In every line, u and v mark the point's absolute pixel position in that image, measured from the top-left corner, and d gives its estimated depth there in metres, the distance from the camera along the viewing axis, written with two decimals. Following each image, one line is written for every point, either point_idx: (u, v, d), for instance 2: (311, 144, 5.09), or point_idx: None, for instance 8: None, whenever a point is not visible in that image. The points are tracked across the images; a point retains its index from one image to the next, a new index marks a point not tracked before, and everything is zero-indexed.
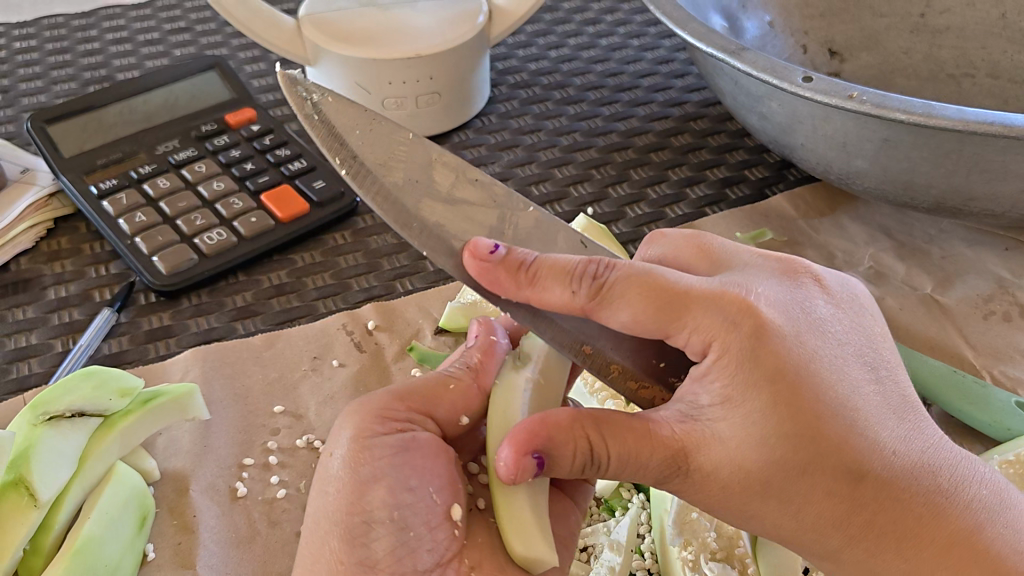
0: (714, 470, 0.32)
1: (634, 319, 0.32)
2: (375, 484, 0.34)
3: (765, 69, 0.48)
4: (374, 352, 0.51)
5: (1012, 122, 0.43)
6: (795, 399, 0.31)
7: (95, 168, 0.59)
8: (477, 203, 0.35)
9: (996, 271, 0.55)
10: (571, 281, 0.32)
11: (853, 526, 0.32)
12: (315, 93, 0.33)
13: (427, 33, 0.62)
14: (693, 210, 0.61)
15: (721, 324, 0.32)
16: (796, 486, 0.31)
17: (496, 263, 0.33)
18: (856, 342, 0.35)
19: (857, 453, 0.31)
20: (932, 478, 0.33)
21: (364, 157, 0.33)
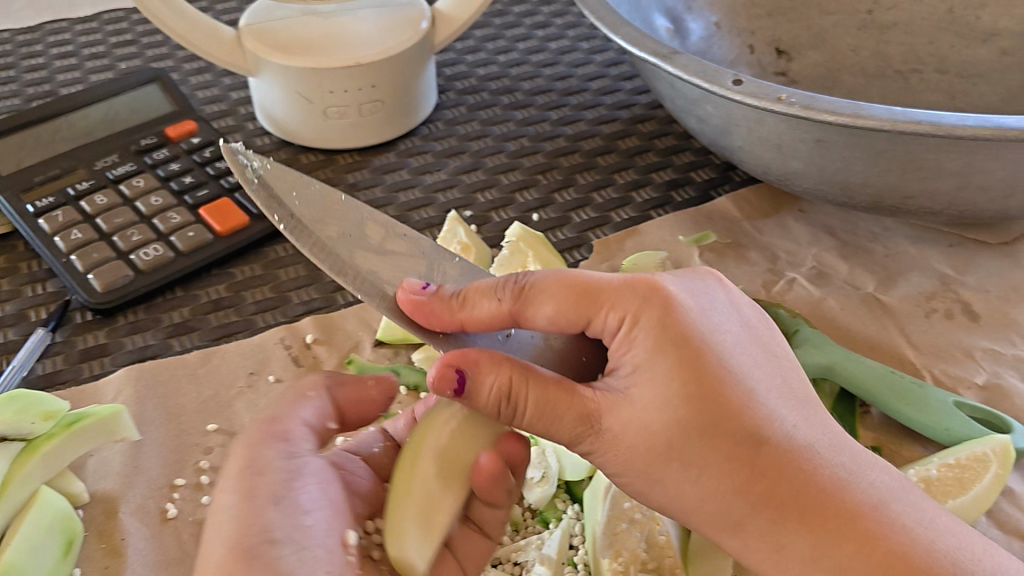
0: (624, 433, 0.33)
1: (557, 313, 0.35)
2: (274, 504, 0.32)
3: (696, 73, 0.48)
4: (311, 366, 0.51)
5: (940, 119, 0.43)
6: (697, 362, 0.32)
7: (32, 186, 0.58)
8: (405, 254, 0.37)
9: (940, 268, 0.55)
10: (496, 288, 0.35)
11: (753, 493, 0.32)
12: (254, 160, 0.33)
13: (367, 41, 0.61)
14: (638, 214, 0.61)
15: (635, 300, 0.34)
16: (696, 449, 0.32)
17: (429, 297, 0.34)
18: (760, 331, 0.36)
19: (755, 416, 0.32)
20: (832, 459, 0.33)
21: (299, 215, 0.33)
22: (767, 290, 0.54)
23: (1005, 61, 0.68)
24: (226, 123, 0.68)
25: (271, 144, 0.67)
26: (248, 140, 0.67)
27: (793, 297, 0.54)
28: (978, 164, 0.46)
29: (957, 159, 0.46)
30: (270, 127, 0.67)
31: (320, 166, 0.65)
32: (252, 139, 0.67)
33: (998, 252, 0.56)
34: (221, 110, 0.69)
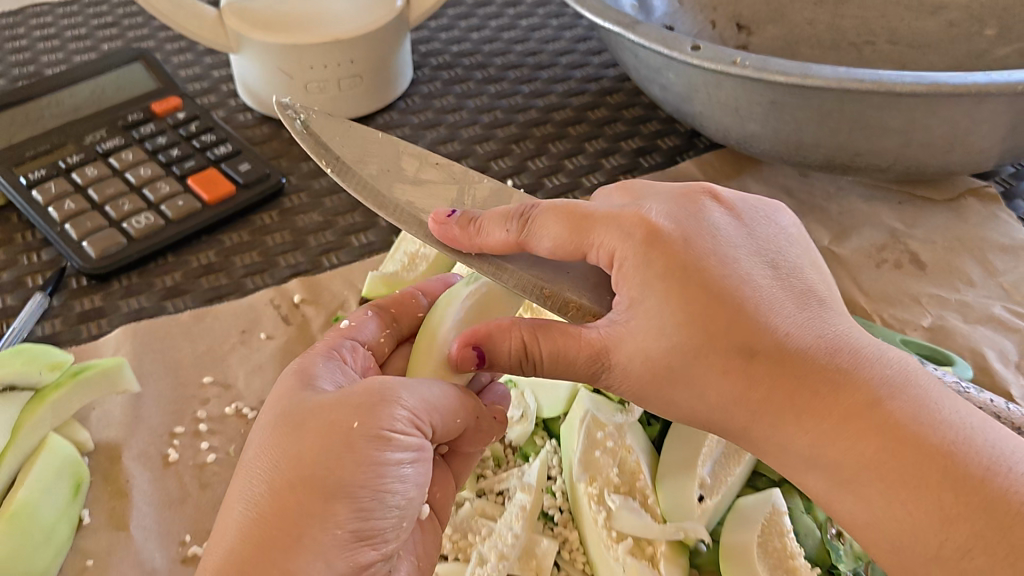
0: (630, 363, 0.34)
1: (555, 244, 0.35)
2: (388, 473, 0.33)
3: (657, 40, 0.51)
4: (301, 324, 0.53)
5: (881, 77, 0.46)
6: (685, 285, 0.32)
7: (24, 160, 0.60)
8: (439, 181, 0.41)
9: (890, 223, 0.59)
10: (506, 218, 0.36)
11: (754, 401, 0.32)
12: (299, 113, 0.41)
13: (344, 19, 0.64)
14: (607, 179, 0.64)
15: (619, 235, 0.34)
16: (694, 368, 0.32)
17: (452, 223, 0.37)
18: (761, 243, 0.35)
19: (745, 330, 0.32)
20: (834, 357, 0.32)
21: (343, 157, 0.40)
22: None
23: (954, 32, 0.71)
24: (209, 99, 0.70)
25: (254, 119, 0.69)
26: (231, 116, 0.69)
27: None
28: (918, 121, 0.49)
29: (900, 117, 0.49)
30: (252, 103, 0.69)
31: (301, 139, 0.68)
32: (234, 114, 0.69)
33: (945, 208, 0.59)
34: (204, 87, 0.72)
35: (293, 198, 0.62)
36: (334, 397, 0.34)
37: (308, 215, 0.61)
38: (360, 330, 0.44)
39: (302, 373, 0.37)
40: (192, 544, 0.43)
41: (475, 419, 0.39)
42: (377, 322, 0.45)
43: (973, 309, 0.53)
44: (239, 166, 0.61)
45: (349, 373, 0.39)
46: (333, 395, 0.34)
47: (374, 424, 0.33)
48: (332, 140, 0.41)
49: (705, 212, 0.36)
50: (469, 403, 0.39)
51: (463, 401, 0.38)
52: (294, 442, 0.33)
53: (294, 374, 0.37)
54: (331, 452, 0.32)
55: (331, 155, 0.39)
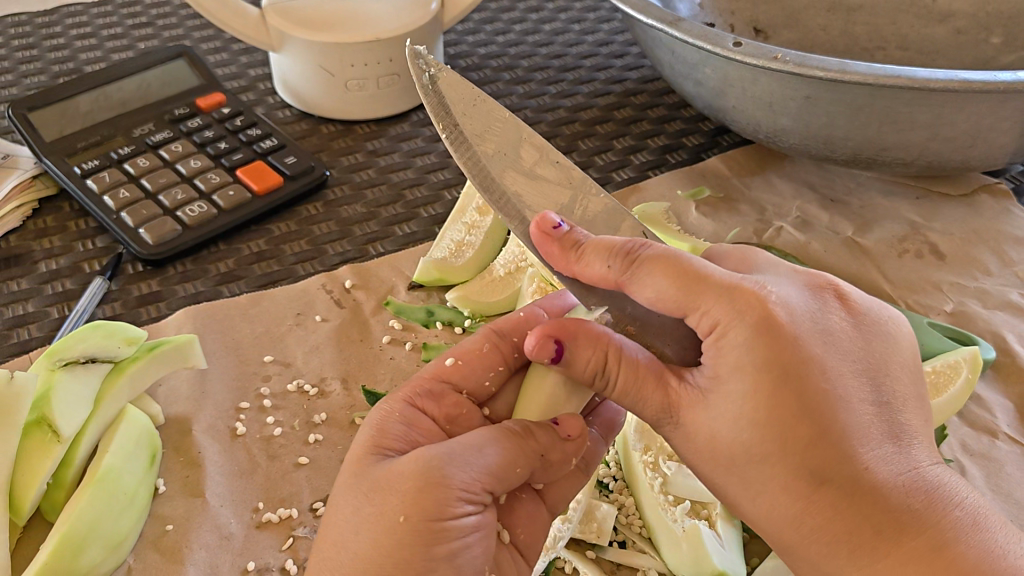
0: (697, 433, 0.33)
1: (657, 297, 0.33)
2: (444, 558, 0.31)
3: (699, 36, 0.54)
4: (353, 307, 0.55)
5: (913, 74, 0.49)
6: (780, 391, 0.31)
7: (76, 151, 0.62)
8: (554, 181, 0.38)
9: (909, 216, 0.62)
10: (611, 252, 0.33)
11: (811, 518, 0.31)
12: (432, 67, 0.38)
13: (386, 18, 0.66)
14: (637, 174, 0.66)
15: (728, 314, 0.31)
16: (760, 466, 0.31)
17: (557, 239, 0.34)
18: (867, 358, 0.33)
19: (826, 451, 0.30)
20: (910, 495, 0.31)
21: (463, 126, 0.37)
22: (757, 237, 0.60)
23: (961, 39, 0.75)
24: (248, 96, 0.73)
25: (292, 116, 0.71)
26: (270, 112, 0.72)
27: (781, 242, 0.60)
28: (944, 116, 0.53)
29: (928, 112, 0.52)
30: (291, 99, 0.71)
31: (339, 135, 0.70)
32: (273, 111, 0.72)
33: (960, 202, 0.63)
34: (242, 84, 0.74)
35: (335, 190, 0.65)
36: (394, 471, 0.32)
37: (352, 206, 0.63)
38: (465, 372, 0.40)
39: (373, 429, 0.35)
40: (266, 510, 0.45)
41: (539, 459, 0.36)
42: (486, 359, 0.40)
43: (991, 295, 0.56)
44: (285, 159, 0.63)
45: (423, 426, 0.36)
46: (393, 467, 0.32)
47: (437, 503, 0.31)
48: (454, 103, 0.38)
49: (820, 313, 0.33)
50: (529, 448, 0.35)
51: (524, 449, 0.35)
52: (360, 524, 0.32)
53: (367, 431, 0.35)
54: (399, 535, 0.31)
55: (448, 118, 0.37)
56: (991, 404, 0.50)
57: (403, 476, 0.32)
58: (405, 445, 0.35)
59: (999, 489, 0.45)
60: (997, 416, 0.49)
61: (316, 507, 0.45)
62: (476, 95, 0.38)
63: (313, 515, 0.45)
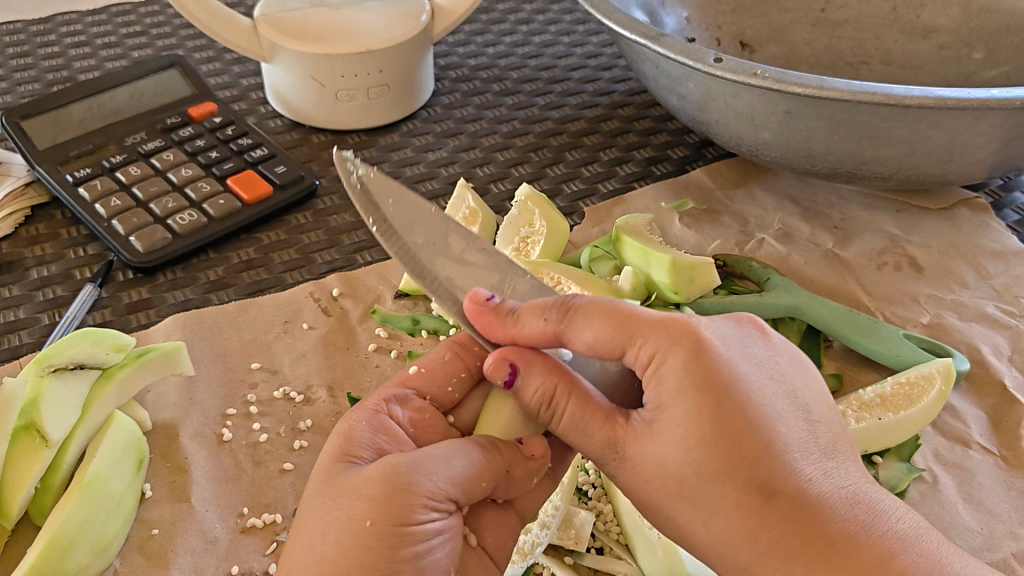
0: (645, 464, 0.34)
1: (595, 338, 0.35)
2: (410, 562, 0.32)
3: (681, 52, 0.55)
4: (340, 316, 0.56)
5: (890, 91, 0.50)
6: (719, 412, 0.32)
7: (69, 159, 0.63)
8: (482, 266, 0.41)
9: (889, 229, 0.63)
10: (544, 308, 0.37)
11: (763, 538, 0.32)
12: (360, 168, 0.40)
13: (376, 30, 0.67)
14: (622, 185, 0.67)
15: (665, 341, 0.34)
16: (709, 489, 0.32)
17: (490, 309, 0.38)
18: (794, 385, 0.35)
19: (767, 468, 0.32)
20: (851, 507, 0.32)
21: (391, 222, 0.40)
22: (739, 249, 0.61)
23: (943, 54, 0.76)
24: (239, 106, 0.74)
25: (283, 125, 0.72)
26: (261, 122, 0.72)
27: (762, 253, 0.61)
28: (921, 132, 0.54)
29: (905, 128, 0.53)
30: (282, 109, 0.72)
31: (330, 145, 0.71)
32: (265, 121, 0.73)
33: (939, 215, 0.64)
34: (234, 94, 0.75)
35: (325, 199, 0.66)
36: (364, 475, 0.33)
37: (341, 215, 0.64)
38: (426, 381, 0.41)
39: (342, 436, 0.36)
40: (251, 516, 0.46)
41: (503, 472, 0.37)
42: (450, 369, 0.42)
43: (967, 307, 0.57)
44: (275, 169, 0.64)
45: (391, 432, 0.37)
46: (362, 472, 0.33)
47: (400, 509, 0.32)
48: (384, 200, 0.40)
49: (747, 344, 0.36)
50: (494, 461, 0.36)
51: (489, 462, 0.36)
52: (327, 526, 0.33)
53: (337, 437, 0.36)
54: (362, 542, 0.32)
55: (377, 214, 0.39)
56: (965, 415, 0.51)
57: (371, 480, 0.33)
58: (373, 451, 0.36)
59: (970, 499, 0.46)
60: (970, 426, 0.50)
61: None
62: (401, 190, 0.40)
63: None
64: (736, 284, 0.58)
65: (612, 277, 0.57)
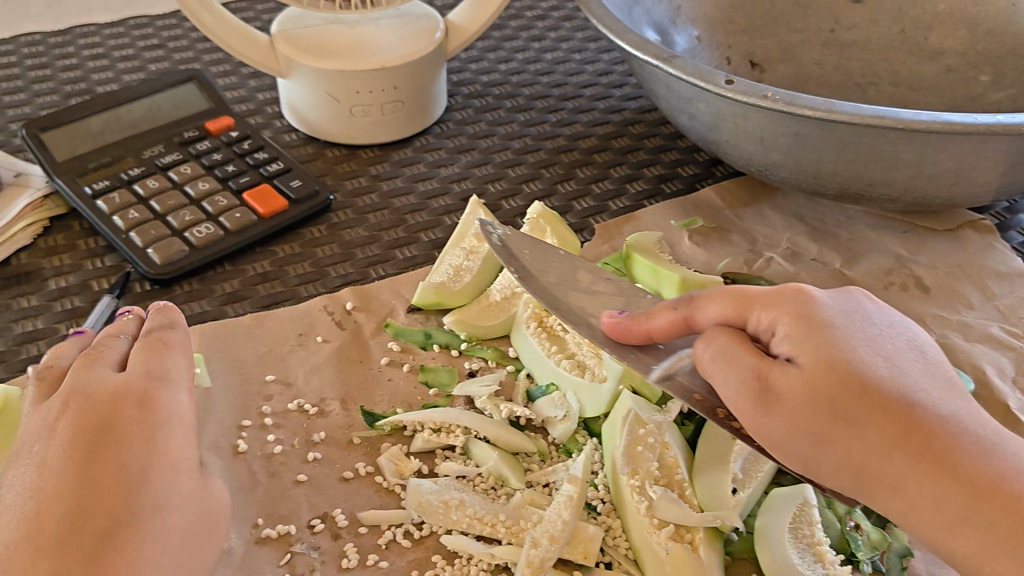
0: (793, 393, 0.38)
1: (719, 313, 0.42)
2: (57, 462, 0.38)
3: (693, 74, 0.56)
4: (353, 330, 0.57)
5: (898, 115, 0.51)
6: (844, 340, 0.39)
7: (87, 171, 0.64)
8: (609, 293, 0.47)
9: (896, 250, 0.64)
10: (673, 302, 0.43)
11: (908, 443, 0.36)
12: (498, 230, 0.49)
13: (390, 47, 0.68)
14: (632, 203, 0.68)
15: (784, 300, 0.41)
16: (860, 402, 0.37)
17: (625, 317, 0.43)
18: None
19: (900, 388, 0.37)
20: (978, 427, 0.37)
21: (529, 266, 0.47)
22: (748, 267, 0.62)
23: (951, 77, 0.77)
24: (255, 120, 0.75)
25: (298, 139, 0.73)
26: (277, 136, 0.73)
27: (771, 272, 0.61)
28: (928, 155, 0.54)
29: (912, 151, 0.54)
30: (298, 124, 0.73)
31: (344, 159, 0.72)
32: (280, 135, 0.74)
33: (945, 237, 0.64)
34: (250, 108, 0.76)
35: (339, 213, 0.67)
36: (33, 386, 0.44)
37: (355, 229, 0.65)
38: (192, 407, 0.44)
39: (84, 351, 0.45)
40: (265, 526, 0.46)
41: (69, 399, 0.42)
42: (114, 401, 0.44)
43: (972, 328, 0.58)
44: (291, 183, 0.65)
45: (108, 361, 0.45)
46: (102, 384, 0.42)
47: (132, 436, 0.39)
48: (522, 252, 0.48)
49: None
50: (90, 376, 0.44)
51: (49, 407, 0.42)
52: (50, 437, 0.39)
53: (140, 345, 0.45)
54: (66, 449, 0.38)
55: (519, 262, 0.47)
56: None
57: (137, 407, 0.40)
58: (117, 366, 0.44)
59: None
60: None
61: (315, 524, 0.46)
62: (532, 241, 0.49)
63: (310, 532, 0.46)
64: None
65: None
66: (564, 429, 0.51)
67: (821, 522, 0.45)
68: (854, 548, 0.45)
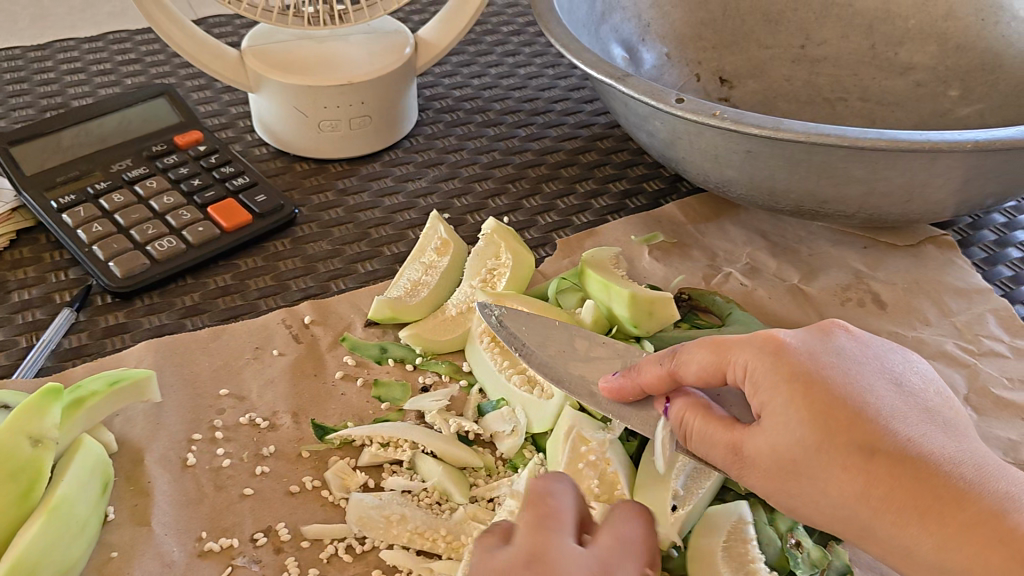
0: (762, 456, 0.39)
1: (699, 367, 0.42)
2: None
3: (646, 92, 0.56)
4: (309, 343, 0.58)
5: (845, 133, 0.51)
6: (808, 392, 0.38)
7: (55, 185, 0.65)
8: (604, 357, 0.49)
9: (855, 266, 0.64)
10: (659, 357, 0.44)
11: (873, 498, 0.36)
12: (496, 311, 0.52)
13: (358, 62, 0.69)
14: (596, 218, 0.69)
15: (753, 351, 0.40)
16: (820, 461, 0.37)
17: (618, 378, 0.46)
18: (876, 365, 0.41)
19: (864, 438, 0.37)
20: (956, 467, 0.36)
21: (526, 342, 0.50)
22: (706, 282, 0.62)
23: (919, 91, 0.77)
24: (226, 134, 0.75)
25: (268, 153, 0.74)
26: (247, 150, 0.74)
27: (727, 288, 0.62)
28: (879, 173, 0.55)
29: (863, 168, 0.54)
30: (267, 138, 0.74)
31: (312, 173, 0.73)
32: (250, 149, 0.74)
33: (905, 253, 0.65)
34: (222, 122, 0.77)
35: (303, 227, 0.67)
36: None
37: (318, 243, 0.66)
38: None
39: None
40: (208, 540, 0.47)
41: None
42: None
43: (928, 344, 0.58)
44: (256, 198, 0.66)
45: None
46: None
47: None
48: (519, 329, 0.50)
49: (830, 336, 0.42)
50: None
51: None
52: None
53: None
54: None
55: (517, 341, 0.50)
56: None
57: None
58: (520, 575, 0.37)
59: None
60: None
61: (257, 538, 0.47)
62: (528, 317, 0.51)
63: (253, 545, 0.47)
64: (699, 317, 0.59)
65: (577, 309, 0.57)
66: (511, 444, 0.52)
67: (756, 539, 0.46)
68: (792, 566, 0.45)
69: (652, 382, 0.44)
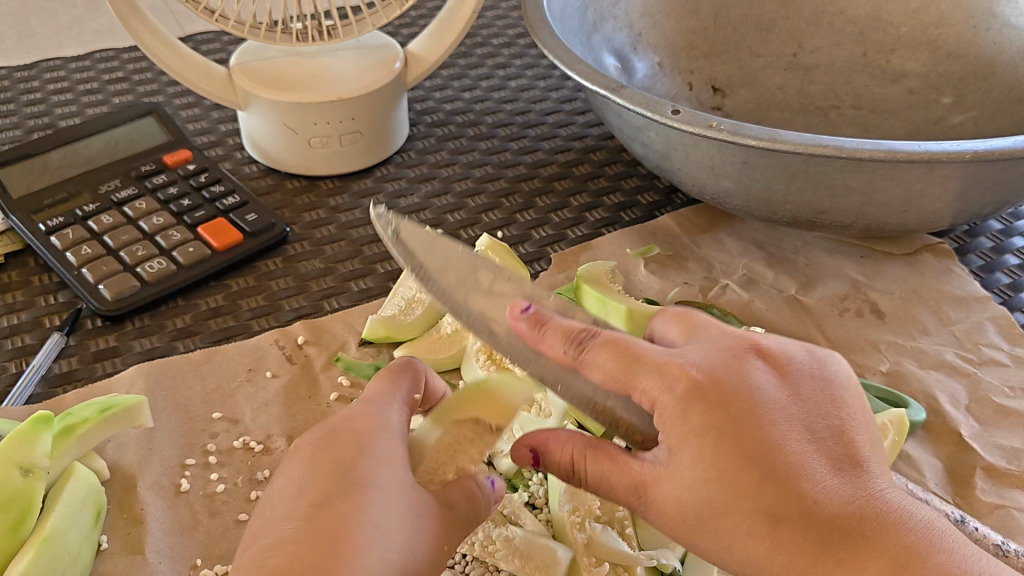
0: (663, 505, 0.35)
1: (605, 375, 0.36)
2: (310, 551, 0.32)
3: (641, 104, 0.56)
4: (303, 364, 0.57)
5: (843, 143, 0.51)
6: (720, 448, 0.33)
7: (42, 208, 0.64)
8: (511, 293, 0.43)
9: (853, 275, 0.64)
10: (567, 338, 0.37)
11: (777, 561, 0.33)
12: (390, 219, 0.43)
13: (347, 78, 0.68)
14: (591, 231, 0.68)
15: (660, 387, 0.35)
16: (725, 520, 0.34)
17: (524, 319, 0.39)
18: (797, 398, 0.36)
19: (769, 502, 0.33)
20: (857, 529, 0.33)
21: (425, 266, 0.42)
22: (703, 295, 0.62)
23: (913, 98, 0.76)
24: (216, 151, 0.75)
25: (258, 171, 0.73)
26: (237, 168, 0.74)
27: (725, 300, 0.61)
28: (876, 182, 0.54)
29: (860, 179, 0.54)
30: (257, 156, 0.73)
31: (304, 190, 0.72)
32: (240, 166, 0.74)
33: (902, 262, 0.64)
34: (212, 140, 0.76)
35: (296, 245, 0.67)
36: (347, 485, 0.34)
37: (311, 262, 0.65)
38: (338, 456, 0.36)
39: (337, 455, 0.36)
40: (204, 567, 0.46)
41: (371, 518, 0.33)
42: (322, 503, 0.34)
43: (927, 354, 0.57)
44: (246, 217, 0.65)
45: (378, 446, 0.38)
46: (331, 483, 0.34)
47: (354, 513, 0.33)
48: (416, 248, 0.43)
49: (748, 363, 0.36)
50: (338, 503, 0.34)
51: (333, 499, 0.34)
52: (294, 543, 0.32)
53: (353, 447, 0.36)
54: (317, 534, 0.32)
55: (414, 263, 0.42)
56: (922, 463, 0.51)
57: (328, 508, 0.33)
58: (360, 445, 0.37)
59: None
60: (926, 476, 0.50)
61: None
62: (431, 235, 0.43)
63: None
64: None
65: None
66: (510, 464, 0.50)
67: None
68: None
69: (565, 358, 0.37)
